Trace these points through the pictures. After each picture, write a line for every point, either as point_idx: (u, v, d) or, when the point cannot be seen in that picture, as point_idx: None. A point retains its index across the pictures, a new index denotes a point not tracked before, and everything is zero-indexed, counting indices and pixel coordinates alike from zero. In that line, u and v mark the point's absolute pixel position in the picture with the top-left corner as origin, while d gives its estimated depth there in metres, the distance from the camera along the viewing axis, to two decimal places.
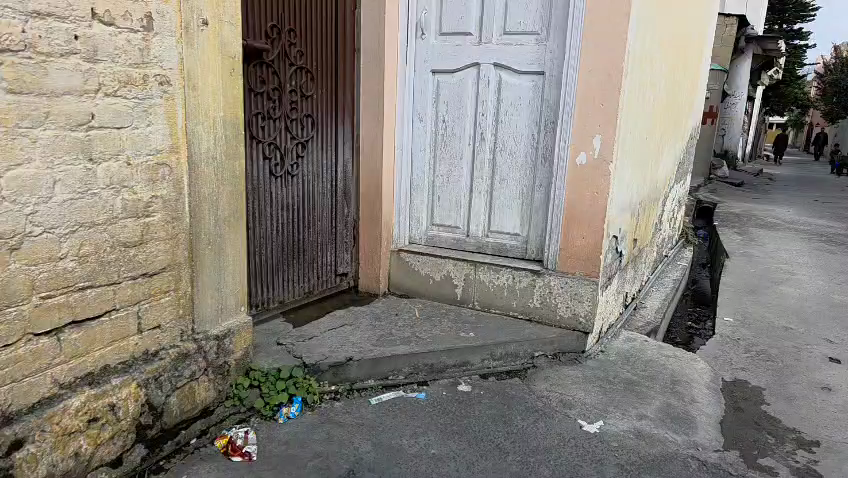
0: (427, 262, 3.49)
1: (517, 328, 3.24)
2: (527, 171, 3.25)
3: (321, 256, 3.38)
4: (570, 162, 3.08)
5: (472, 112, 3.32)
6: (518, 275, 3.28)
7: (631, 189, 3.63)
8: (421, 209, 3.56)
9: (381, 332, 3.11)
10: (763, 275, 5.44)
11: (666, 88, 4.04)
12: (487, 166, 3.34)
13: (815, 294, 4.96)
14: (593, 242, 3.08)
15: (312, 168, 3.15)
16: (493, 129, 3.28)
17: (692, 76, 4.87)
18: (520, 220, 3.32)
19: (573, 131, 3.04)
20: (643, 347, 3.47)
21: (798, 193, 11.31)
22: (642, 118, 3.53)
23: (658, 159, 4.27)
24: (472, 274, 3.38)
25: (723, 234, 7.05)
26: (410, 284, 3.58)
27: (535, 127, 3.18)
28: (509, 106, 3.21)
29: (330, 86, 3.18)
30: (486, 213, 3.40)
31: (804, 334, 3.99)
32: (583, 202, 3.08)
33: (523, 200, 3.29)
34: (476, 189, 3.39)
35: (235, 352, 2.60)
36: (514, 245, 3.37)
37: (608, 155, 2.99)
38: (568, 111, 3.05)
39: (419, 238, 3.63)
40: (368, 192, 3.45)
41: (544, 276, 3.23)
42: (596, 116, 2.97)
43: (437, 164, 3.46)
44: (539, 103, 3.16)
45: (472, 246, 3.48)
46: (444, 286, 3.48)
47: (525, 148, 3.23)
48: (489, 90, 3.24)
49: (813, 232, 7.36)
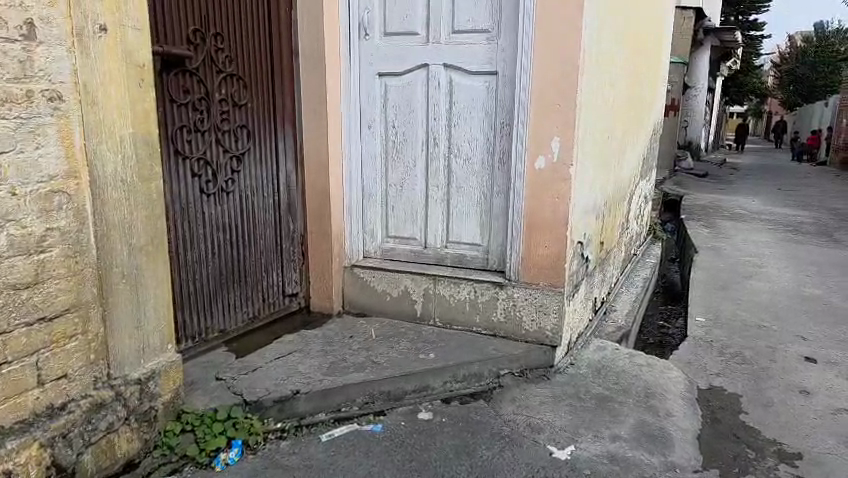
0: (383, 277, 3.31)
1: (481, 345, 3.04)
2: (485, 177, 3.16)
3: (266, 276, 3.15)
4: (528, 165, 2.98)
5: (425, 117, 3.20)
6: (480, 289, 3.12)
7: (596, 191, 3.54)
8: (376, 220, 3.39)
9: (332, 359, 2.89)
10: (734, 269, 5.41)
11: (628, 85, 3.98)
12: (442, 173, 3.24)
13: (787, 287, 4.93)
14: (556, 249, 2.98)
15: (253, 181, 2.97)
16: (447, 134, 3.18)
17: (653, 72, 4.86)
18: (480, 229, 3.21)
19: (530, 134, 2.95)
20: (615, 356, 3.31)
21: (763, 181, 11.59)
22: (604, 117, 3.46)
23: (622, 157, 4.20)
24: (432, 288, 3.21)
25: (692, 227, 7.07)
26: (366, 301, 3.37)
27: (489, 131, 3.09)
28: (463, 110, 3.12)
29: (268, 93, 3.00)
30: (445, 222, 3.28)
31: (777, 332, 3.92)
32: (545, 208, 2.98)
33: (482, 207, 3.18)
34: (433, 197, 3.27)
35: (162, 395, 2.34)
36: (475, 256, 3.24)
37: (566, 158, 2.90)
38: (522, 113, 2.95)
39: (374, 251, 3.44)
40: (316, 205, 3.24)
41: (507, 288, 3.07)
42: (553, 118, 2.89)
43: (388, 172, 3.31)
44: (493, 105, 3.07)
45: (431, 259, 3.33)
46: (403, 303, 3.28)
47: (481, 152, 3.14)
48: (441, 93, 3.13)
49: (781, 222, 7.42)
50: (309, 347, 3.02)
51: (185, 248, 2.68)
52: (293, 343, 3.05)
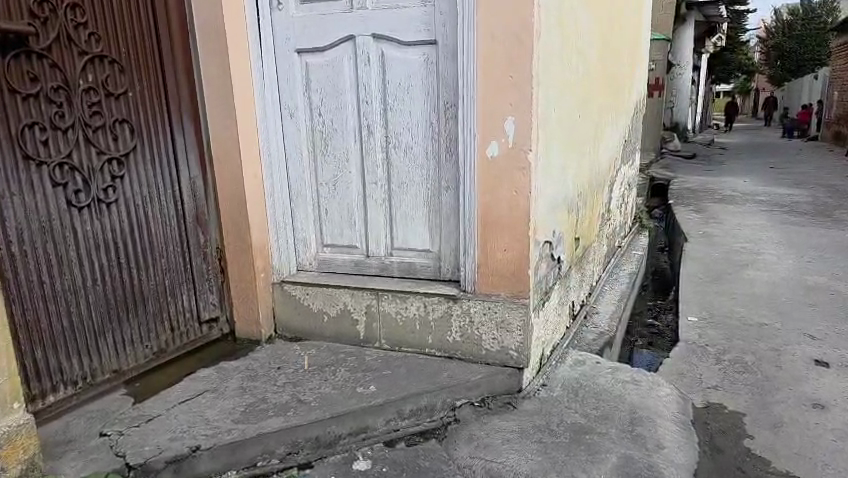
0: (318, 294, 2.79)
1: (434, 371, 2.52)
2: (430, 170, 2.64)
3: (173, 301, 2.62)
4: (478, 153, 2.46)
5: (356, 101, 2.69)
6: (430, 303, 2.61)
7: (567, 181, 3.05)
8: (308, 226, 2.89)
9: (250, 399, 2.35)
10: (729, 258, 4.96)
11: (600, 55, 3.46)
12: (380, 167, 2.72)
13: (787, 276, 4.49)
14: (517, 254, 2.47)
15: (143, 188, 2.44)
16: (383, 120, 2.66)
17: (631, 44, 4.35)
18: (429, 232, 2.71)
19: (479, 113, 2.42)
20: (595, 372, 2.83)
21: (753, 160, 11.17)
22: (571, 91, 2.94)
23: (598, 140, 3.70)
24: (375, 305, 2.69)
25: (682, 213, 6.61)
26: (299, 324, 2.85)
27: (432, 113, 2.57)
28: (398, 90, 2.61)
29: (157, 80, 2.47)
30: (388, 225, 2.77)
31: (780, 331, 3.49)
32: (501, 204, 2.47)
33: (430, 207, 2.67)
34: (372, 196, 2.76)
35: (6, 470, 1.80)
36: (425, 264, 2.74)
37: (523, 142, 2.38)
38: (468, 89, 2.43)
39: (309, 264, 2.93)
40: (230, 212, 2.70)
41: (462, 302, 2.56)
42: (505, 93, 2.37)
43: (318, 169, 2.81)
44: (434, 81, 2.55)
45: (376, 270, 2.82)
46: (343, 323, 2.77)
47: (424, 140, 2.62)
48: (372, 72, 2.62)
49: (776, 203, 6.97)
50: (226, 384, 2.47)
51: (51, 275, 2.16)
52: (208, 380, 2.50)
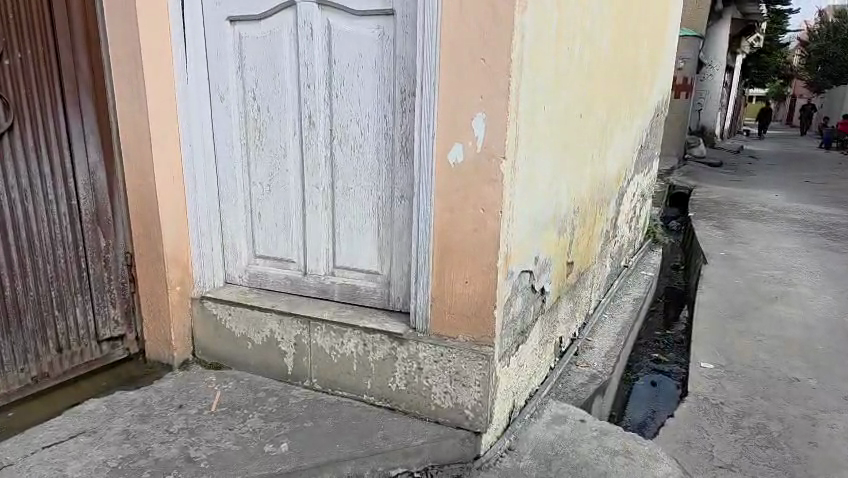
0: (242, 317, 2.30)
1: (367, 427, 2.00)
2: (381, 173, 2.11)
3: (61, 317, 2.15)
4: (439, 155, 1.90)
5: (296, 84, 2.17)
6: (371, 341, 2.08)
7: (559, 195, 2.46)
8: (238, 233, 2.42)
9: (131, 450, 1.82)
10: (756, 288, 4.28)
11: (613, 42, 2.85)
12: (322, 167, 2.20)
13: (824, 317, 3.80)
14: (481, 289, 1.94)
15: (23, 179, 1.98)
16: (327, 108, 2.14)
17: (654, 33, 3.70)
18: (377, 249, 2.18)
19: (440, 104, 1.85)
20: (575, 435, 2.28)
21: (784, 172, 10.23)
22: (570, 83, 2.35)
23: (605, 145, 3.10)
24: (306, 337, 2.19)
25: (701, 227, 5.90)
26: (219, 350, 2.37)
27: (386, 102, 2.03)
28: (346, 71, 2.07)
29: (48, 49, 2.01)
30: (331, 238, 2.26)
31: (815, 392, 2.89)
32: (465, 223, 1.91)
33: (379, 218, 2.15)
34: (312, 201, 2.25)
35: None
36: (371, 289, 2.22)
37: (495, 147, 1.81)
38: (428, 71, 1.85)
39: (239, 277, 2.46)
40: (140, 212, 2.24)
41: (409, 344, 2.03)
42: (475, 78, 1.78)
43: (251, 165, 2.32)
44: (390, 61, 1.99)
45: (314, 291, 2.32)
46: (268, 354, 2.27)
47: (375, 135, 2.08)
48: (317, 48, 2.10)
49: (813, 222, 6.17)
50: (110, 425, 1.95)
51: None
52: (91, 417, 1.99)
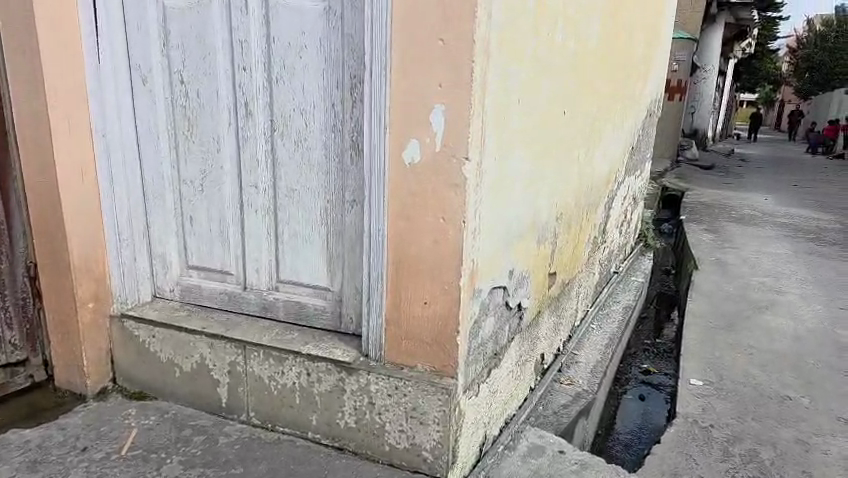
0: (167, 339, 1.96)
1: (307, 473, 1.70)
2: (329, 173, 1.79)
3: None
4: (392, 153, 1.60)
5: (229, 66, 1.83)
6: (315, 371, 1.77)
7: (539, 201, 2.19)
8: (166, 239, 2.06)
9: None
10: (746, 297, 4.10)
11: (602, 31, 2.58)
12: (262, 165, 1.87)
13: (815, 328, 3.64)
14: (442, 311, 1.66)
15: None
16: (267, 95, 1.81)
17: (648, 25, 3.44)
18: (326, 261, 1.86)
19: (393, 92, 1.56)
20: (552, 472, 2.01)
21: (773, 176, 10.18)
22: (552, 74, 2.07)
23: (592, 145, 2.83)
24: (242, 364, 1.87)
25: (692, 231, 5.72)
26: (143, 376, 2.04)
27: (333, 89, 1.71)
28: (287, 52, 1.75)
29: None
30: (273, 247, 1.93)
31: (807, 413, 2.69)
32: (423, 234, 1.63)
33: (328, 226, 1.83)
34: (251, 204, 1.92)
35: None
36: (320, 309, 1.90)
37: (458, 145, 1.54)
38: (379, 53, 1.55)
39: (169, 291, 2.11)
40: (42, 216, 1.90)
41: (359, 375, 1.73)
42: (434, 62, 1.50)
43: (179, 161, 1.98)
44: (338, 41, 1.67)
45: (256, 309, 2.00)
46: (199, 382, 1.95)
47: (322, 128, 1.77)
48: (253, 23, 1.76)
49: (802, 228, 6.04)
50: None
51: None
52: None
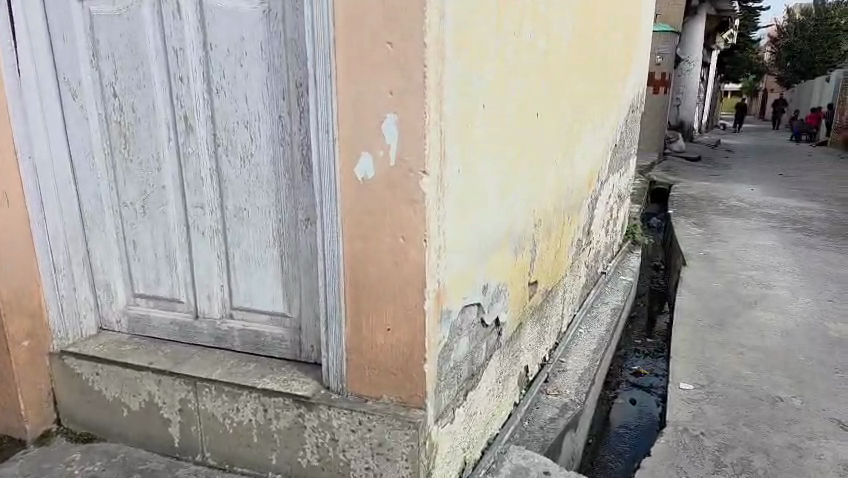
0: (113, 376, 1.81)
1: None
2: (278, 190, 1.63)
3: None
4: (343, 168, 1.45)
5: (165, 77, 1.67)
6: (272, 407, 1.62)
7: (513, 210, 2.05)
8: (109, 267, 1.90)
9: None
10: (735, 292, 4.02)
11: (576, 26, 2.45)
12: (206, 183, 1.71)
13: (805, 322, 3.57)
14: (405, 339, 1.51)
15: None
16: (207, 107, 1.64)
17: (626, 20, 3.33)
18: (282, 285, 1.71)
19: (341, 101, 1.41)
20: None
21: (759, 165, 10.19)
22: (522, 75, 1.93)
23: (571, 146, 2.69)
24: (193, 402, 1.72)
25: (680, 226, 5.65)
26: (90, 416, 1.88)
27: (277, 99, 1.56)
28: (226, 59, 1.59)
29: None
30: (224, 272, 1.77)
31: (800, 414, 2.60)
32: (381, 255, 1.48)
33: (281, 247, 1.67)
34: (197, 225, 1.76)
35: None
36: (278, 337, 1.75)
37: (413, 157, 1.39)
38: (323, 58, 1.40)
39: (116, 322, 1.95)
40: None
41: (319, 411, 1.58)
42: (383, 67, 1.36)
43: (118, 182, 1.81)
44: (279, 47, 1.52)
45: (209, 339, 1.84)
46: (150, 421, 1.80)
47: (268, 142, 1.61)
48: (188, 28, 1.60)
49: (789, 218, 6.01)
50: None
51: None
52: None
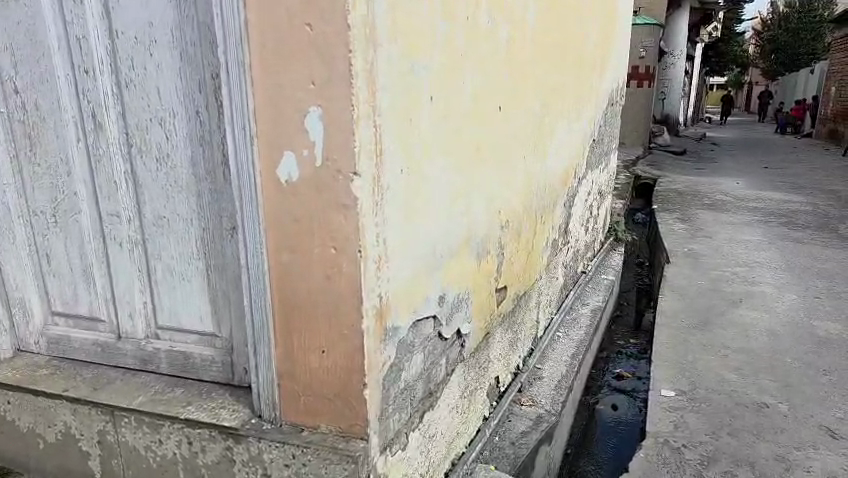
0: (25, 406, 1.63)
1: None
2: (200, 196, 1.46)
3: None
4: (263, 170, 1.27)
5: (70, 69, 1.48)
6: (197, 439, 1.45)
7: (472, 211, 1.90)
8: (22, 282, 1.71)
9: None
10: (719, 290, 3.91)
11: (544, 15, 2.30)
12: (122, 187, 1.53)
13: (791, 321, 3.46)
14: (342, 361, 1.34)
15: None
16: (118, 103, 1.47)
17: (602, 10, 3.19)
18: (209, 301, 1.53)
19: (257, 93, 1.23)
20: None
21: (745, 159, 10.17)
22: (479, 65, 1.77)
23: (542, 142, 2.54)
24: (112, 433, 1.53)
25: (664, 221, 5.54)
26: (4, 450, 1.70)
27: (193, 93, 1.39)
28: (135, 49, 1.41)
29: None
30: (146, 287, 1.59)
31: (786, 421, 2.47)
32: (311, 268, 1.30)
33: (206, 259, 1.50)
34: (114, 235, 1.58)
35: None
36: (207, 359, 1.57)
37: (341, 155, 1.22)
38: (235, 44, 1.22)
39: (34, 344, 1.76)
40: None
41: (248, 444, 1.40)
42: (301, 53, 1.18)
43: (27, 188, 1.62)
44: (193, 35, 1.35)
45: (134, 361, 1.66)
46: (68, 455, 1.62)
47: (186, 141, 1.43)
48: (90, 14, 1.42)
49: (774, 212, 5.93)
50: None
51: None
52: None
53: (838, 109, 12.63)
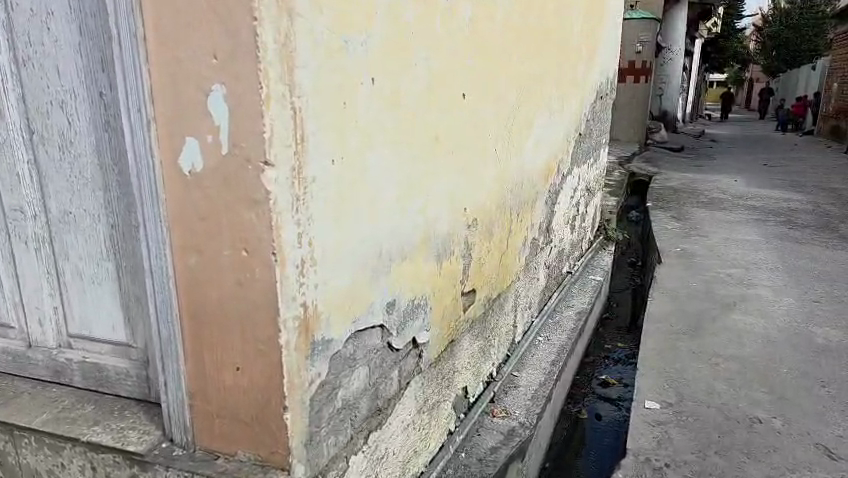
0: None
1: None
2: (107, 188, 1.29)
3: None
4: (163, 159, 1.09)
5: None
6: (101, 465, 1.28)
7: (431, 208, 1.72)
8: None
9: None
10: (713, 293, 3.72)
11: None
12: (25, 179, 1.36)
13: (788, 327, 3.26)
14: (259, 380, 1.16)
15: None
16: (15, 83, 1.29)
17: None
18: (121, 308, 1.36)
19: (153, 69, 1.05)
20: None
21: (745, 156, 9.94)
22: (434, 46, 1.59)
23: (517, 134, 2.36)
24: (13, 454, 1.37)
25: (658, 220, 5.35)
26: None
27: (95, 71, 1.22)
28: (31, 21, 1.24)
29: None
30: (54, 290, 1.42)
31: (780, 439, 2.29)
32: (221, 273, 1.12)
33: (116, 259, 1.32)
34: (19, 232, 1.41)
35: None
36: (122, 372, 1.40)
37: (250, 142, 1.04)
38: (127, 10, 1.05)
39: None
40: None
41: (155, 472, 1.24)
42: (201, 21, 1.00)
43: None
44: (92, 4, 1.18)
45: (47, 373, 1.49)
46: None
47: (89, 125, 1.26)
48: None
49: (773, 211, 5.73)
50: None
51: None
52: None
53: (841, 106, 12.37)
